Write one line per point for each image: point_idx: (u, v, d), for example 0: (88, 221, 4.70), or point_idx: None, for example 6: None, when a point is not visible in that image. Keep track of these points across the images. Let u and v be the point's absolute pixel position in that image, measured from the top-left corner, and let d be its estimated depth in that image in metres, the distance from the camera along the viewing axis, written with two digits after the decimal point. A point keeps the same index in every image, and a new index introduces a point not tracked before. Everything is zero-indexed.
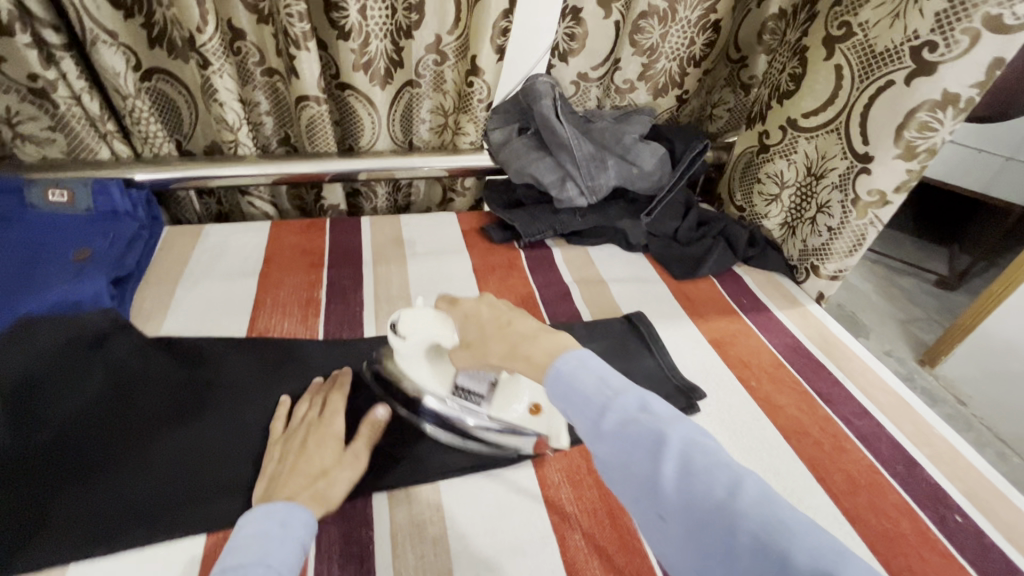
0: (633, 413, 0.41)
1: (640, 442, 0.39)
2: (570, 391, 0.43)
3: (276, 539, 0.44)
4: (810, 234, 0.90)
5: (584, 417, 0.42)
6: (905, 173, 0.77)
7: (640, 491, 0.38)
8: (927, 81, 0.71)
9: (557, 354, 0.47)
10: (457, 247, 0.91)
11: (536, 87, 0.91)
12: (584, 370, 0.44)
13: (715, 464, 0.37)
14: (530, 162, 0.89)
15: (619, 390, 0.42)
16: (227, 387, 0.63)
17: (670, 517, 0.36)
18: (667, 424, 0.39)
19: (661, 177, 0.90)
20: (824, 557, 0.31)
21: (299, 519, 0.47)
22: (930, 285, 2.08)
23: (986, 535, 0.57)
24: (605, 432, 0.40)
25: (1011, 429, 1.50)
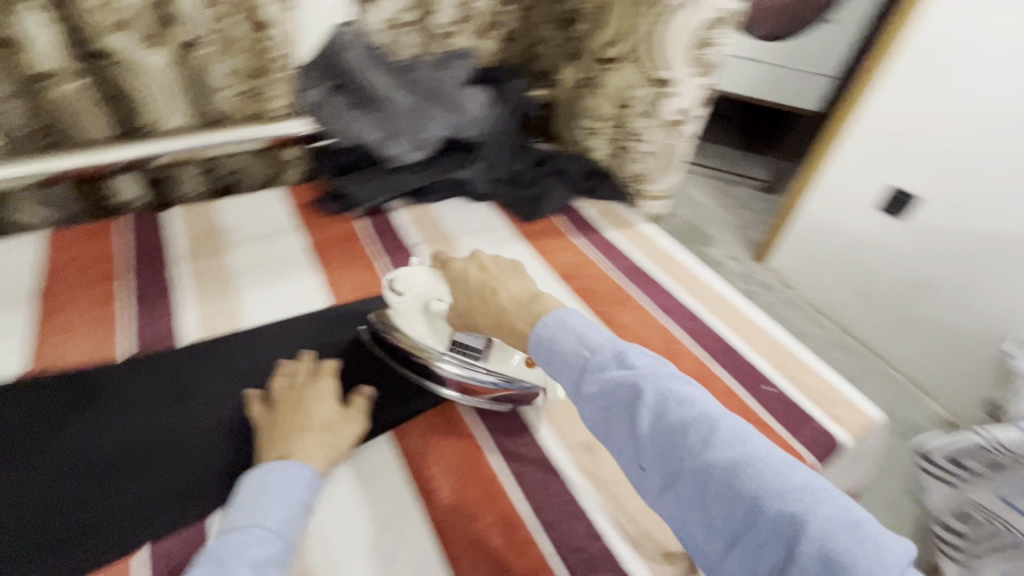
0: (612, 370, 0.44)
1: (615, 400, 0.43)
2: (550, 353, 0.48)
3: (276, 501, 0.45)
4: (630, 162, 0.96)
5: (566, 377, 0.47)
6: (699, 88, 0.86)
7: (624, 442, 0.43)
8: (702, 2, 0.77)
9: (542, 315, 0.51)
10: (287, 227, 0.83)
11: (342, 36, 0.84)
12: (564, 332, 0.48)
13: (688, 413, 0.41)
14: (351, 121, 0.83)
15: (597, 349, 0.46)
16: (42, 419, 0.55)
17: (648, 464, 0.41)
18: (643, 376, 0.43)
19: (489, 121, 0.89)
20: (793, 499, 0.36)
21: (300, 484, 0.47)
22: (757, 192, 2.37)
23: (791, 398, 0.67)
24: (586, 392, 0.45)
25: (824, 301, 1.80)
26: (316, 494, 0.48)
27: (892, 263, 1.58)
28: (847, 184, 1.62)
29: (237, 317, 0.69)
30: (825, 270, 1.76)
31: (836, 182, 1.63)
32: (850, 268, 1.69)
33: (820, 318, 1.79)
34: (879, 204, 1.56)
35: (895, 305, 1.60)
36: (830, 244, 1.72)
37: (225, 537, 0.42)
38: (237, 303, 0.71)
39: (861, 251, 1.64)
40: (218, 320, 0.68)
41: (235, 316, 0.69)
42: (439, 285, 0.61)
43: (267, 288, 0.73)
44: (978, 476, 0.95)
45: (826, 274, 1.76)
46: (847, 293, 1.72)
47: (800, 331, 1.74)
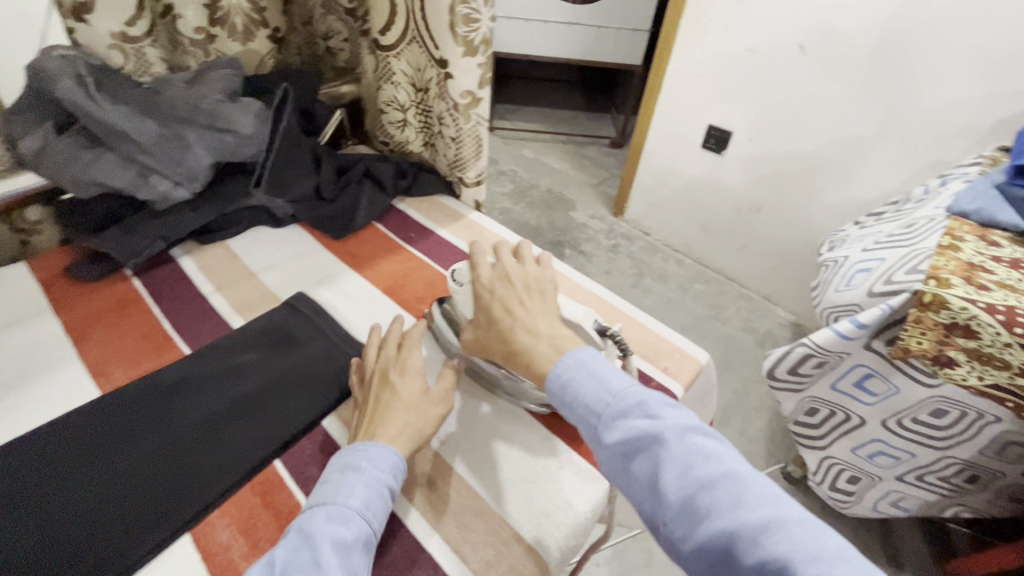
0: (635, 418, 0.43)
1: (641, 449, 0.42)
2: (573, 400, 0.47)
3: (361, 483, 0.46)
4: (445, 147, 0.91)
5: (588, 426, 0.46)
6: (477, 68, 0.78)
7: (644, 495, 0.41)
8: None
9: (561, 353, 0.50)
10: (34, 309, 0.67)
11: (43, 65, 0.67)
12: (586, 377, 0.47)
13: (713, 467, 0.39)
14: (85, 167, 0.68)
15: (620, 395, 0.45)
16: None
17: (670, 522, 0.39)
18: (667, 425, 0.42)
19: (267, 134, 0.79)
20: (826, 562, 0.33)
21: (385, 468, 0.47)
22: (606, 149, 2.47)
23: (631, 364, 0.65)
24: (609, 441, 0.44)
25: (679, 240, 1.93)
26: (401, 478, 0.48)
27: (723, 195, 1.71)
28: (674, 130, 1.72)
29: None
30: (673, 212, 1.88)
31: (666, 128, 1.74)
32: (692, 206, 1.81)
33: (679, 257, 1.92)
34: (703, 144, 1.68)
35: (734, 232, 1.75)
36: (673, 187, 1.83)
37: (308, 514, 0.44)
38: None
39: (697, 189, 1.77)
40: None
41: None
42: None
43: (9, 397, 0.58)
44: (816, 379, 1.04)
45: (675, 215, 1.88)
46: (696, 229, 1.85)
47: (664, 273, 1.85)
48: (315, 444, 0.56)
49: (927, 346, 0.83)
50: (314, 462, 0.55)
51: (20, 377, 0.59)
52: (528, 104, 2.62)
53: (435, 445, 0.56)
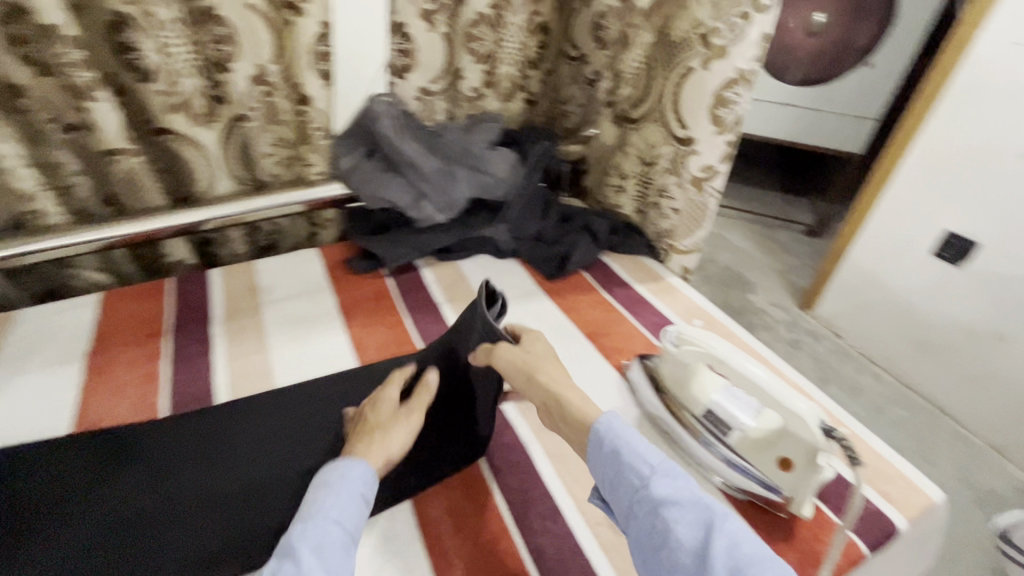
0: (686, 485, 0.45)
1: (684, 511, 0.43)
2: (621, 450, 0.48)
3: (334, 495, 0.49)
4: (658, 217, 0.95)
5: (630, 478, 0.46)
6: (725, 144, 0.84)
7: (685, 558, 0.41)
8: (722, 62, 0.78)
9: (603, 412, 0.51)
10: (320, 286, 0.86)
11: (373, 107, 0.88)
12: (636, 437, 0.49)
13: (759, 546, 0.41)
14: (381, 186, 0.87)
15: (672, 461, 0.47)
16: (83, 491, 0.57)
17: None
18: (718, 502, 0.44)
19: (514, 180, 0.91)
20: None
21: (364, 480, 0.51)
22: (801, 236, 2.29)
23: (844, 477, 0.59)
24: (655, 494, 0.45)
25: (879, 352, 1.69)
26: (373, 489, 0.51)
27: (952, 312, 1.47)
28: (897, 230, 1.54)
29: (266, 375, 0.70)
30: (878, 319, 1.66)
31: (887, 224, 1.56)
32: (904, 317, 1.58)
33: (876, 371, 1.68)
34: (935, 251, 1.47)
35: (960, 357, 1.48)
36: (882, 292, 1.62)
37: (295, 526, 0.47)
38: (269, 362, 0.72)
39: (916, 299, 1.54)
40: (249, 378, 0.70)
41: (266, 374, 0.70)
42: (711, 356, 0.58)
43: (294, 351, 0.74)
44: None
45: (880, 323, 1.66)
46: (907, 344, 1.60)
47: (855, 385, 1.62)
48: (517, 457, 0.60)
49: None
50: (511, 472, 0.59)
51: (307, 335, 0.76)
52: None
53: None
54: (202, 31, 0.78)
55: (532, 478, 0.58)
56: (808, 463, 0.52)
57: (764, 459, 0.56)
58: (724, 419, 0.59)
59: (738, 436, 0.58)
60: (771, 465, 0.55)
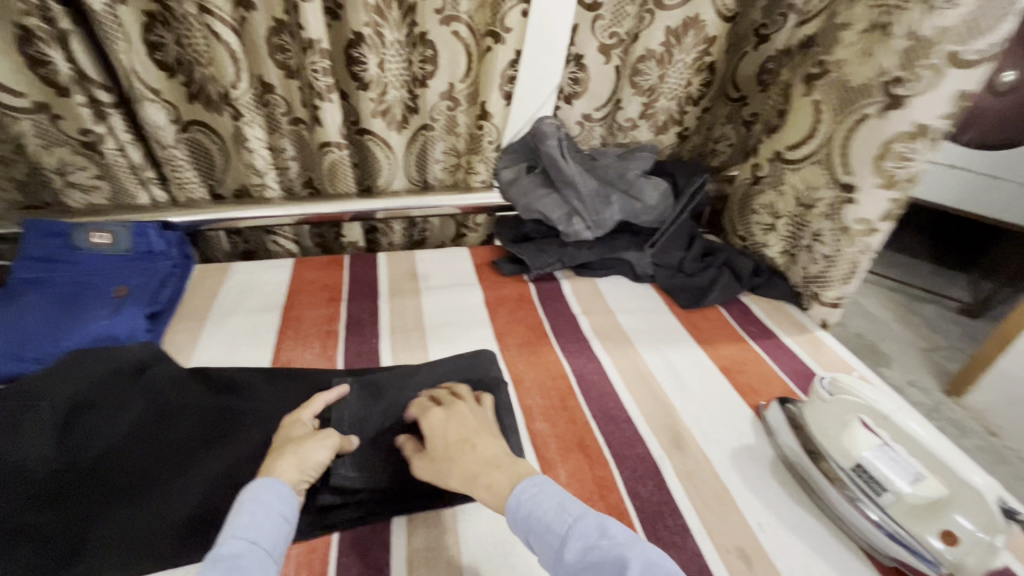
0: (594, 538, 0.45)
1: (599, 573, 0.42)
2: (529, 518, 0.47)
3: (259, 517, 0.48)
4: (809, 261, 0.92)
5: (549, 548, 0.46)
6: (887, 201, 0.80)
7: None
8: (897, 113, 0.75)
9: (519, 479, 0.51)
10: (469, 280, 0.94)
11: (542, 128, 0.96)
12: (545, 496, 0.49)
13: None
14: (537, 199, 0.94)
15: (578, 519, 0.46)
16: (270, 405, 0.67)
17: None
18: (616, 551, 0.43)
19: (663, 210, 0.94)
20: None
21: (287, 498, 0.51)
22: (953, 313, 2.04)
23: (1015, 573, 0.53)
24: (569, 561, 0.44)
25: None
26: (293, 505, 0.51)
27: None
28: None
29: (422, 348, 0.80)
30: None
31: None
32: None
33: None
34: None
35: None
36: None
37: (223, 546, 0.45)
38: (425, 340, 0.81)
39: None
40: (408, 349, 0.79)
41: (422, 348, 0.80)
42: None
43: (447, 334, 0.82)
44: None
45: None
46: None
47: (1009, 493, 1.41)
48: (644, 469, 0.61)
49: None
50: (642, 483, 0.60)
51: (458, 322, 0.85)
52: None
53: (754, 528, 0.56)
54: (415, 52, 0.93)
55: (661, 492, 0.59)
56: (978, 541, 0.49)
57: (924, 527, 0.52)
58: (880, 478, 0.56)
59: (894, 498, 0.55)
60: (931, 535, 0.52)
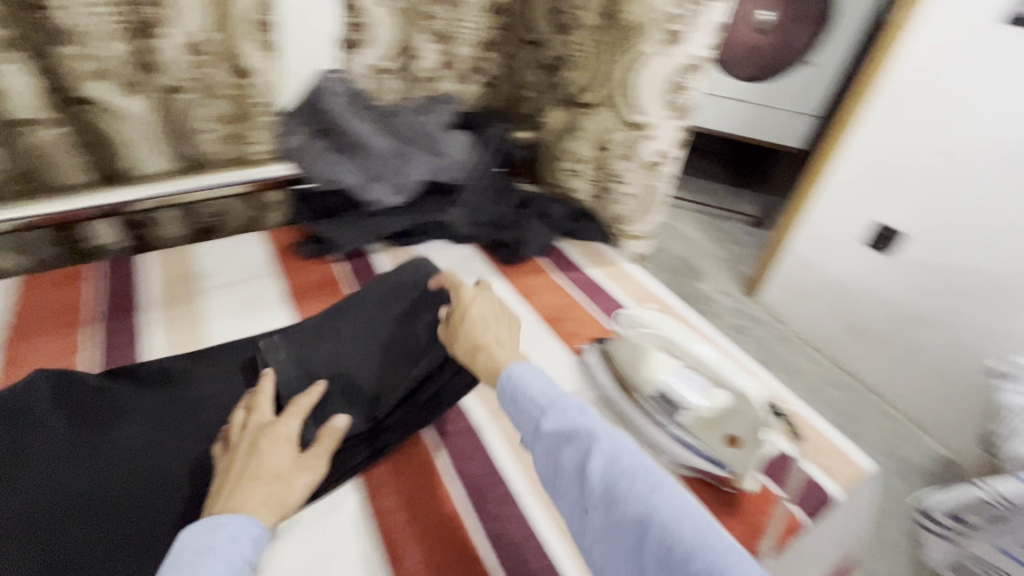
0: (573, 416, 0.48)
1: (570, 442, 0.46)
2: (517, 394, 0.51)
3: (217, 562, 0.40)
4: (614, 202, 0.97)
5: (526, 420, 0.49)
6: (677, 130, 0.87)
7: (568, 481, 0.44)
8: (676, 48, 0.79)
9: (513, 361, 0.54)
10: (263, 271, 0.81)
11: (324, 84, 0.85)
12: (535, 376, 0.52)
13: (636, 460, 0.43)
14: (330, 166, 0.83)
15: (562, 398, 0.49)
16: (136, 413, 0.55)
17: (590, 507, 0.42)
18: (599, 429, 0.45)
19: (470, 164, 0.90)
20: (711, 539, 0.38)
21: (257, 538, 0.44)
22: (747, 226, 2.38)
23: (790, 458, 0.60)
24: (545, 431, 0.47)
25: (817, 336, 1.79)
26: (265, 551, 0.44)
27: (882, 298, 1.58)
28: (831, 220, 1.64)
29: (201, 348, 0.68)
30: (817, 306, 1.76)
31: (825, 215, 1.65)
32: (839, 303, 1.69)
33: (813, 353, 1.79)
34: (866, 240, 1.57)
35: (888, 339, 1.59)
36: (820, 280, 1.72)
37: None
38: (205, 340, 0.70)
39: (849, 286, 1.65)
40: None
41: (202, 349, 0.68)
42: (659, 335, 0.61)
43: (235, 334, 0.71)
44: (982, 534, 0.90)
45: (818, 310, 1.76)
46: (840, 329, 1.71)
47: (794, 367, 1.73)
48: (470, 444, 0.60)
49: None
50: (469, 458, 0.60)
51: (250, 320, 0.73)
52: None
53: None
54: None
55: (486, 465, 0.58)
56: (751, 438, 0.55)
57: (714, 438, 0.58)
58: (674, 399, 0.62)
59: (688, 415, 0.60)
60: (719, 443, 0.57)
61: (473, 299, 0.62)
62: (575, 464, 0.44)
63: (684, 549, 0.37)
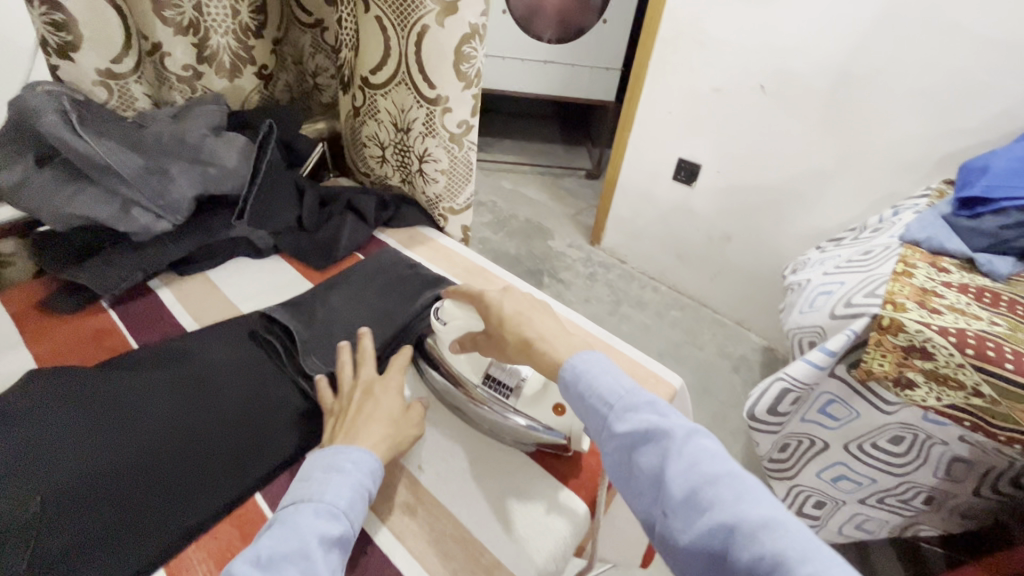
0: (646, 415, 0.48)
1: (649, 443, 0.47)
2: (587, 387, 0.51)
3: (347, 484, 0.49)
4: (426, 183, 0.94)
5: (598, 417, 0.50)
6: (472, 100, 0.86)
7: (646, 483, 0.46)
8: (452, 19, 0.78)
9: (577, 351, 0.55)
10: (6, 341, 0.66)
11: (28, 99, 0.67)
12: (602, 372, 0.52)
13: (716, 463, 0.44)
14: (67, 200, 0.69)
15: (634, 394, 0.50)
16: (78, 399, 0.55)
17: (671, 511, 0.43)
18: (676, 424, 0.47)
19: (252, 169, 0.80)
20: (802, 548, 0.38)
21: (376, 471, 0.52)
22: (583, 180, 2.53)
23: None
24: (616, 431, 0.49)
25: (655, 268, 1.99)
26: (379, 480, 0.53)
27: (696, 223, 1.78)
28: (644, 163, 1.81)
29: None
30: (649, 242, 1.95)
31: (638, 159, 1.82)
32: (666, 235, 1.89)
33: (655, 284, 1.99)
34: (673, 175, 1.76)
35: (708, 260, 1.82)
36: (647, 219, 1.91)
37: (294, 510, 0.47)
38: None
39: (669, 219, 1.85)
40: None
41: None
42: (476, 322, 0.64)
43: None
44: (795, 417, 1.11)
45: (651, 245, 1.95)
46: (671, 258, 1.92)
47: (641, 300, 1.91)
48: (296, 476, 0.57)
49: (888, 367, 0.93)
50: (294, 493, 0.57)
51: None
52: (505, 137, 2.70)
53: (415, 473, 0.59)
54: None
55: None
56: None
57: (543, 410, 0.60)
58: (503, 381, 0.63)
59: (517, 394, 0.62)
60: (548, 412, 0.60)
61: (500, 300, 0.62)
62: (653, 466, 0.46)
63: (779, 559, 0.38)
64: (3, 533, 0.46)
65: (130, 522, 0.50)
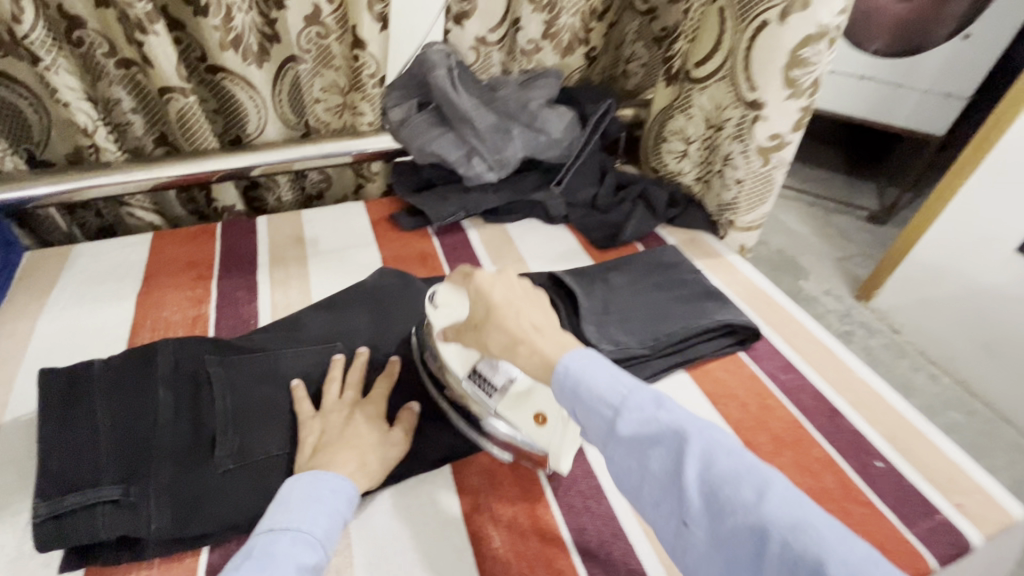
0: (651, 414, 0.43)
1: (657, 445, 0.41)
2: (585, 392, 0.45)
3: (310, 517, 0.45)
4: (721, 188, 0.87)
5: (599, 420, 0.44)
6: (797, 112, 0.75)
7: (664, 493, 0.40)
8: (801, 16, 0.68)
9: (567, 350, 0.49)
10: (365, 239, 0.84)
11: (429, 56, 0.83)
12: (594, 369, 0.46)
13: (737, 462, 0.39)
14: (429, 140, 0.83)
15: (633, 391, 0.44)
16: (309, 334, 0.65)
17: (693, 522, 0.39)
18: (689, 426, 0.41)
19: (570, 142, 0.87)
20: (847, 554, 0.34)
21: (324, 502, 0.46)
22: (864, 224, 2.08)
23: (905, 478, 0.57)
24: (622, 435, 0.43)
25: (940, 351, 1.58)
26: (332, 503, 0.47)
27: None
28: (976, 224, 1.41)
29: (305, 301, 0.73)
30: (945, 321, 1.54)
31: (968, 217, 1.42)
32: (975, 318, 1.47)
33: (934, 371, 1.58)
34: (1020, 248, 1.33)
35: None
36: (954, 292, 1.50)
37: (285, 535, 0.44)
38: (309, 297, 0.74)
39: (988, 300, 1.43)
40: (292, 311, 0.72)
41: (305, 301, 0.73)
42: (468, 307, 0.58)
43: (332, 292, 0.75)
44: None
45: (947, 325, 1.54)
46: (972, 347, 1.50)
47: (908, 385, 1.53)
48: None
49: None
50: None
51: (348, 281, 0.77)
52: None
53: None
54: None
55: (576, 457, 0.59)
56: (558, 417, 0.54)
57: (520, 417, 0.55)
58: (489, 378, 0.56)
59: (502, 394, 0.56)
60: (527, 421, 0.55)
61: (488, 283, 0.54)
62: (664, 469, 0.40)
63: (815, 564, 0.34)
64: (233, 432, 0.52)
65: (221, 489, 0.49)
